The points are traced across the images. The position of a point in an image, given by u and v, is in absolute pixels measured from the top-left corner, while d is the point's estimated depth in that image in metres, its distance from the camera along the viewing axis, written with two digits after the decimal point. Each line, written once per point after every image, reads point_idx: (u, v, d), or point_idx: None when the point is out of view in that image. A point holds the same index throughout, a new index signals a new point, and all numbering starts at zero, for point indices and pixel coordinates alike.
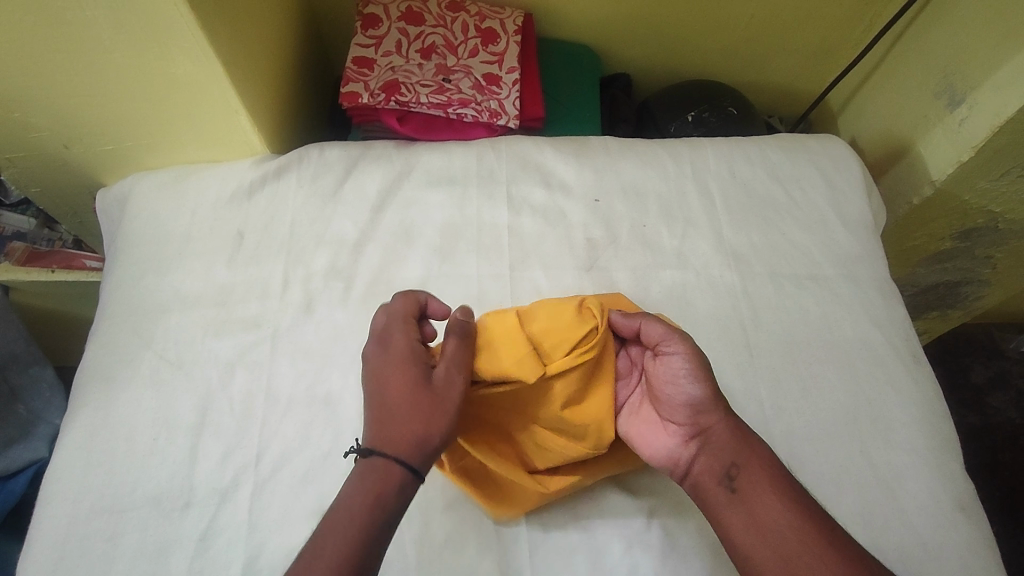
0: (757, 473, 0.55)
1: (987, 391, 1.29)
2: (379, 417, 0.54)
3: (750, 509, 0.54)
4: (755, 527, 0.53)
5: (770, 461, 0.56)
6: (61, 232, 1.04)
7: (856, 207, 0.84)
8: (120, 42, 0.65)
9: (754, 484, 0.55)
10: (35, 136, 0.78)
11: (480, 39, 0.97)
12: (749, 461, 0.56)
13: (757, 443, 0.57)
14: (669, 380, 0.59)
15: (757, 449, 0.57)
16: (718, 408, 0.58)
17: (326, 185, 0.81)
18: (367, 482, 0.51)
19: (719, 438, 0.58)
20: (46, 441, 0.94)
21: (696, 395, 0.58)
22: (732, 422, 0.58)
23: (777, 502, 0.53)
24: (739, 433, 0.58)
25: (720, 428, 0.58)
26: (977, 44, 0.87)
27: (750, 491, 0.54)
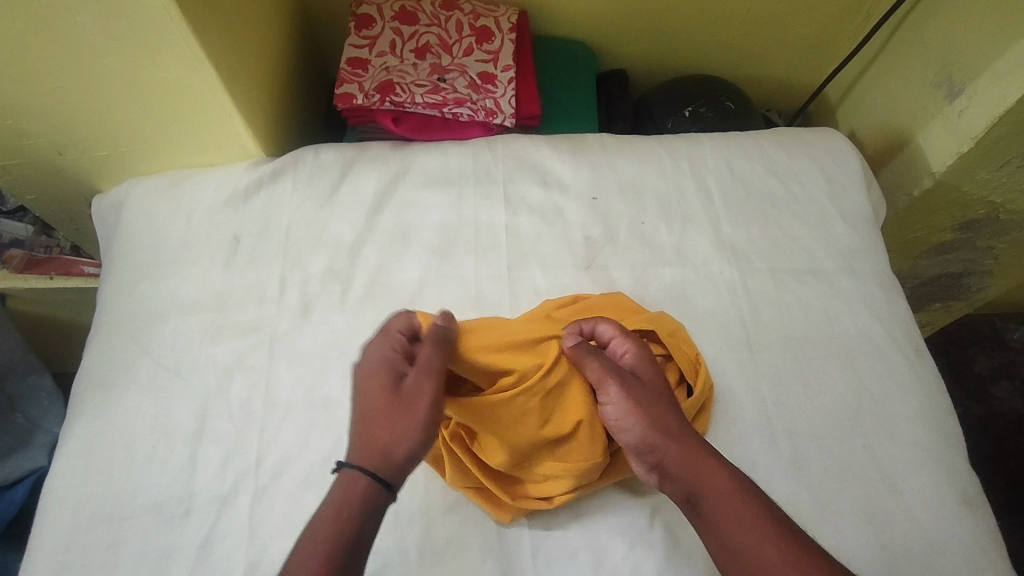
0: (719, 499, 0.53)
1: (991, 382, 1.29)
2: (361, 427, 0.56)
3: (719, 534, 0.52)
4: (729, 554, 0.51)
5: (732, 484, 0.53)
6: (59, 238, 1.04)
7: (855, 200, 0.83)
8: (112, 47, 0.65)
9: (721, 507, 0.53)
10: (29, 143, 0.78)
11: (475, 38, 0.97)
12: (712, 486, 0.54)
13: (713, 465, 0.55)
14: (615, 420, 0.58)
15: (717, 472, 0.54)
16: (667, 438, 0.57)
17: (322, 188, 0.80)
18: (347, 486, 0.53)
19: (674, 466, 0.56)
20: (45, 451, 0.94)
21: (642, 433, 0.57)
22: (687, 446, 0.56)
23: (745, 526, 0.51)
24: (694, 455, 0.56)
25: (673, 457, 0.56)
26: (976, 34, 0.86)
27: (715, 520, 0.53)
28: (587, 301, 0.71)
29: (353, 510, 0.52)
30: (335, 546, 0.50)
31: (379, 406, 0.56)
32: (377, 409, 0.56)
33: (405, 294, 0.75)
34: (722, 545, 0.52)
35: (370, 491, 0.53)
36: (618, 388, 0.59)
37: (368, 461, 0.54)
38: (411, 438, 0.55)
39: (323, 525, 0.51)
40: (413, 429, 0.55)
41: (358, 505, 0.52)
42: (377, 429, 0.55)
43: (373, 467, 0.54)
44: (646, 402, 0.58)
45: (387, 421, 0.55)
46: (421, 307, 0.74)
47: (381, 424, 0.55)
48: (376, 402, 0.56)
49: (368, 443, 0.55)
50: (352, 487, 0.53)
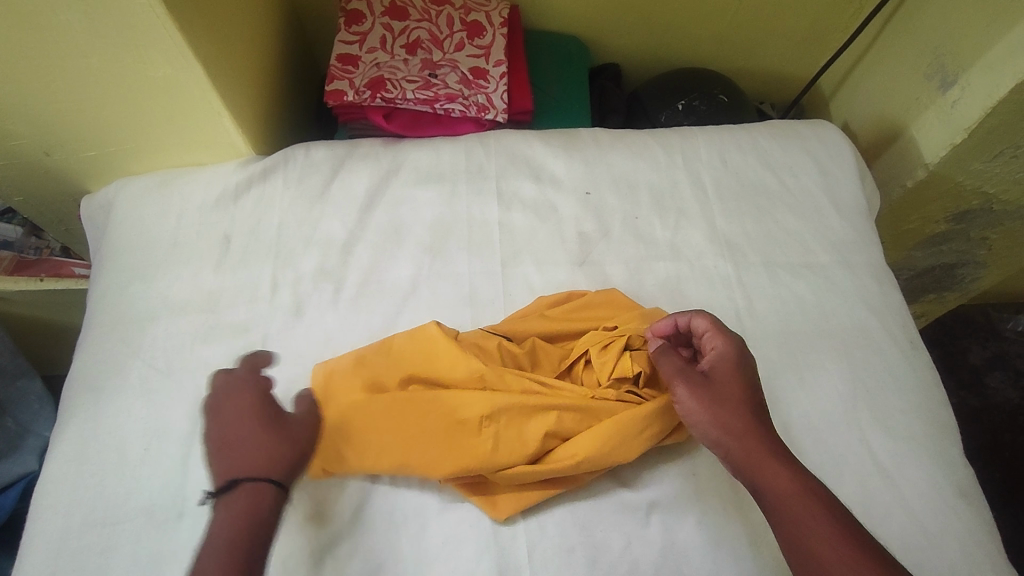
0: (786, 501, 0.51)
1: (985, 372, 1.29)
2: (228, 442, 0.54)
3: (789, 537, 0.50)
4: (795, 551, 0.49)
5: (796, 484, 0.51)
6: (49, 240, 1.03)
7: (850, 192, 0.83)
8: (96, 45, 0.64)
9: (793, 509, 0.51)
10: (14, 144, 0.76)
11: (466, 33, 0.96)
12: (782, 486, 0.52)
13: (782, 467, 0.53)
14: (685, 418, 0.58)
15: (781, 473, 0.52)
16: (733, 433, 0.55)
17: (313, 186, 0.80)
18: (235, 499, 0.51)
19: (739, 464, 0.54)
20: (36, 455, 0.93)
21: (708, 431, 0.56)
22: (752, 444, 0.54)
23: (813, 529, 0.49)
24: (765, 455, 0.53)
25: (738, 450, 0.54)
26: (968, 25, 0.86)
27: (783, 522, 0.51)
28: (583, 299, 0.70)
29: (245, 523, 0.50)
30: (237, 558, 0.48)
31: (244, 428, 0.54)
32: (248, 429, 0.54)
33: (398, 292, 0.74)
34: (790, 548, 0.50)
35: (263, 503, 0.51)
36: (685, 388, 0.58)
37: (258, 471, 0.52)
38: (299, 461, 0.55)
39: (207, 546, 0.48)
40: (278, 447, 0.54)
41: (250, 516, 0.50)
42: (257, 445, 0.53)
43: (255, 473, 0.52)
44: (715, 400, 0.57)
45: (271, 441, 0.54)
46: (414, 305, 0.73)
47: (245, 438, 0.54)
48: (245, 419, 0.55)
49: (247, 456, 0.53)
50: (248, 501, 0.51)
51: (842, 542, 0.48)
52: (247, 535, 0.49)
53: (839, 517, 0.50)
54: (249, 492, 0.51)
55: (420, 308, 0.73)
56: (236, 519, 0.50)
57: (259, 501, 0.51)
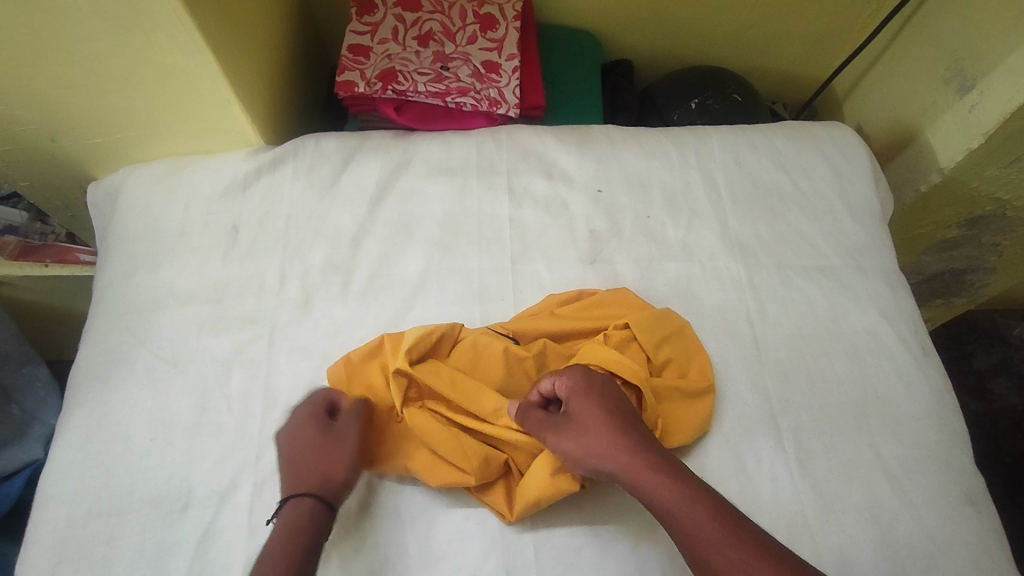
0: (672, 513, 0.51)
1: (990, 377, 1.29)
2: (286, 462, 0.58)
3: (688, 550, 0.51)
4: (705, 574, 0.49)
5: (680, 501, 0.52)
6: (54, 226, 1.01)
7: (864, 196, 0.82)
8: (106, 31, 0.63)
9: (682, 520, 0.51)
10: (22, 129, 0.76)
11: (479, 25, 0.95)
12: (668, 498, 0.52)
13: (660, 475, 0.53)
14: (568, 457, 0.57)
15: (663, 497, 0.52)
16: (612, 457, 0.55)
17: (323, 177, 0.79)
18: (295, 514, 0.54)
19: (629, 484, 0.54)
20: (42, 443, 0.93)
21: (594, 464, 0.56)
22: (632, 474, 0.54)
23: (701, 535, 0.50)
24: (646, 466, 0.54)
25: (624, 470, 0.55)
26: (988, 29, 0.85)
27: (680, 538, 0.51)
28: (593, 297, 0.70)
29: (309, 530, 0.54)
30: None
31: (313, 446, 0.59)
32: (296, 454, 0.59)
33: (406, 287, 0.73)
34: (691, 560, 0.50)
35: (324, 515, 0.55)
36: (554, 434, 0.58)
37: (310, 488, 0.56)
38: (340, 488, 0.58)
39: (278, 545, 0.52)
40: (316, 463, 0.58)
41: (312, 524, 0.54)
42: (303, 467, 0.58)
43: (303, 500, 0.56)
44: (586, 432, 0.57)
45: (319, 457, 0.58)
46: (424, 300, 0.73)
47: (298, 462, 0.58)
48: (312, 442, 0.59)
49: (303, 474, 0.57)
50: (309, 510, 0.55)
51: (728, 535, 0.49)
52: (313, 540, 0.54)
53: (718, 512, 0.51)
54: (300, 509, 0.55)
55: (429, 303, 0.72)
56: (295, 530, 0.54)
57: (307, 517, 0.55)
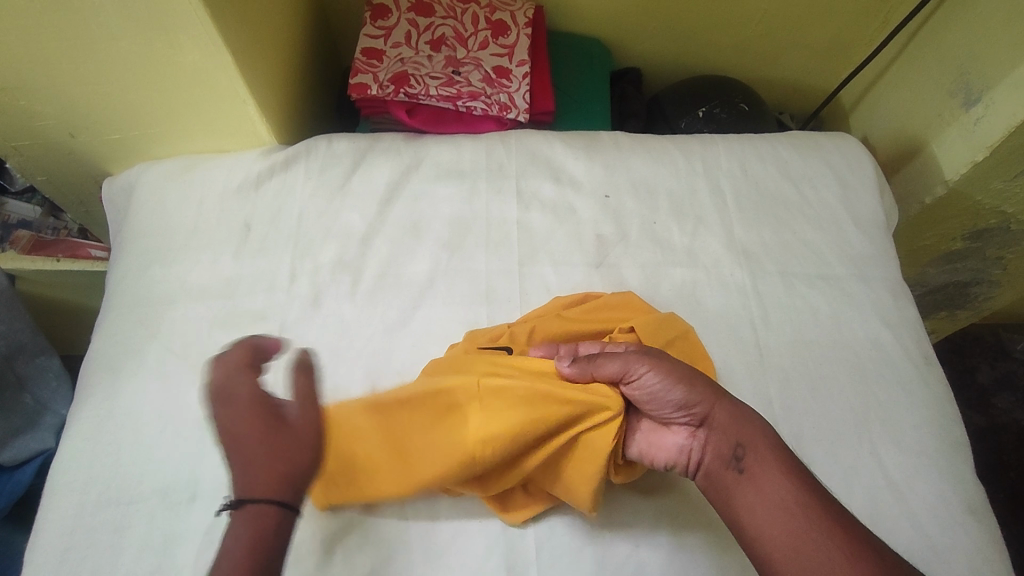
0: (761, 456, 0.53)
1: (993, 392, 1.29)
2: (259, 479, 0.44)
3: (757, 489, 0.52)
4: (770, 512, 0.50)
5: (774, 439, 0.54)
6: (66, 221, 1.04)
7: (869, 206, 0.83)
8: (128, 31, 0.65)
9: (761, 462, 0.53)
10: (41, 124, 0.77)
11: (490, 32, 0.96)
12: (753, 440, 0.54)
13: (756, 419, 0.56)
14: (659, 390, 0.57)
15: (760, 430, 0.55)
16: (708, 397, 0.57)
17: (335, 177, 0.80)
18: (238, 528, 0.43)
19: (720, 426, 0.56)
20: (53, 432, 0.95)
21: (684, 403, 0.57)
22: (729, 408, 0.56)
23: (779, 478, 0.52)
24: (737, 413, 0.56)
25: (721, 414, 0.56)
26: (994, 44, 0.86)
27: (757, 476, 0.52)
28: (600, 300, 0.70)
29: (274, 541, 0.43)
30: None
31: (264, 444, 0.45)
32: (243, 458, 0.45)
33: (414, 286, 0.75)
34: (764, 498, 0.51)
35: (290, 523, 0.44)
36: (647, 361, 0.58)
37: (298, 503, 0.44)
38: None
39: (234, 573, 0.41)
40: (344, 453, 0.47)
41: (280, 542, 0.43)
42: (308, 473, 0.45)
43: (286, 499, 0.44)
44: (684, 374, 0.58)
45: (271, 452, 0.45)
46: (430, 300, 0.74)
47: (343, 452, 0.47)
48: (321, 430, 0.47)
49: (255, 470, 0.44)
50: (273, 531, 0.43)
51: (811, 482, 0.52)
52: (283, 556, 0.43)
53: (798, 462, 0.53)
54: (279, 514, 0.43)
55: (437, 305, 0.73)
56: (254, 549, 0.42)
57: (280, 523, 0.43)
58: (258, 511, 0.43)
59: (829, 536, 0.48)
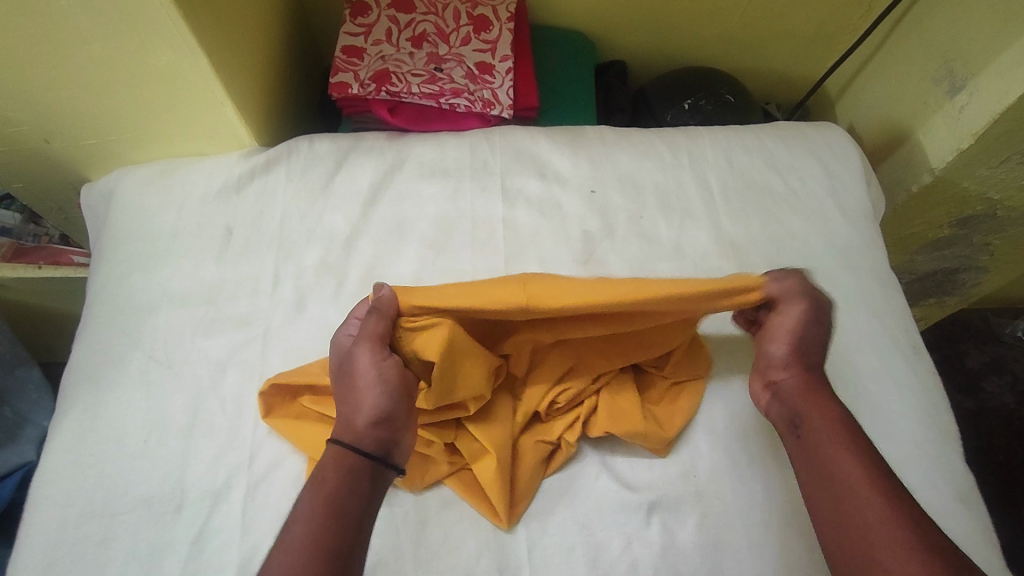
0: (818, 431, 0.57)
1: (983, 376, 1.29)
2: (339, 428, 0.56)
3: (808, 455, 0.56)
4: (816, 479, 0.55)
5: (836, 418, 0.57)
6: (48, 227, 1.02)
7: (855, 196, 0.82)
8: (98, 33, 0.63)
9: (818, 433, 0.57)
10: (14, 131, 0.76)
11: (472, 27, 0.95)
12: (816, 415, 0.58)
13: (830, 400, 0.59)
14: (763, 340, 0.63)
15: (825, 407, 0.58)
16: (792, 369, 0.61)
17: (317, 178, 0.79)
18: (327, 463, 0.54)
19: (787, 395, 0.60)
20: (34, 445, 0.93)
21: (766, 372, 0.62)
22: (806, 382, 0.60)
23: (837, 451, 0.55)
24: (813, 391, 0.59)
25: (790, 385, 0.60)
26: (978, 31, 0.85)
27: (809, 447, 0.57)
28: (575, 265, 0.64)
29: (337, 474, 0.53)
30: (325, 507, 0.51)
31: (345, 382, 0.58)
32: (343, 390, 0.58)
33: (400, 287, 0.74)
34: (806, 467, 0.56)
35: (354, 458, 0.54)
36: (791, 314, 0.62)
37: (342, 435, 0.55)
38: (374, 405, 0.55)
39: (306, 496, 0.52)
40: (381, 386, 0.56)
41: (341, 478, 0.53)
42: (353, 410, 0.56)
43: (342, 436, 0.55)
44: (772, 349, 0.62)
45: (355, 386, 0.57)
46: None
47: (368, 386, 0.56)
48: (360, 378, 0.57)
49: (346, 419, 0.56)
50: (334, 459, 0.54)
51: (859, 465, 0.53)
52: (343, 490, 0.52)
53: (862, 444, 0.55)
54: (340, 452, 0.54)
55: None
56: (333, 481, 0.52)
57: (343, 464, 0.54)
58: (337, 448, 0.55)
59: (847, 516, 0.52)
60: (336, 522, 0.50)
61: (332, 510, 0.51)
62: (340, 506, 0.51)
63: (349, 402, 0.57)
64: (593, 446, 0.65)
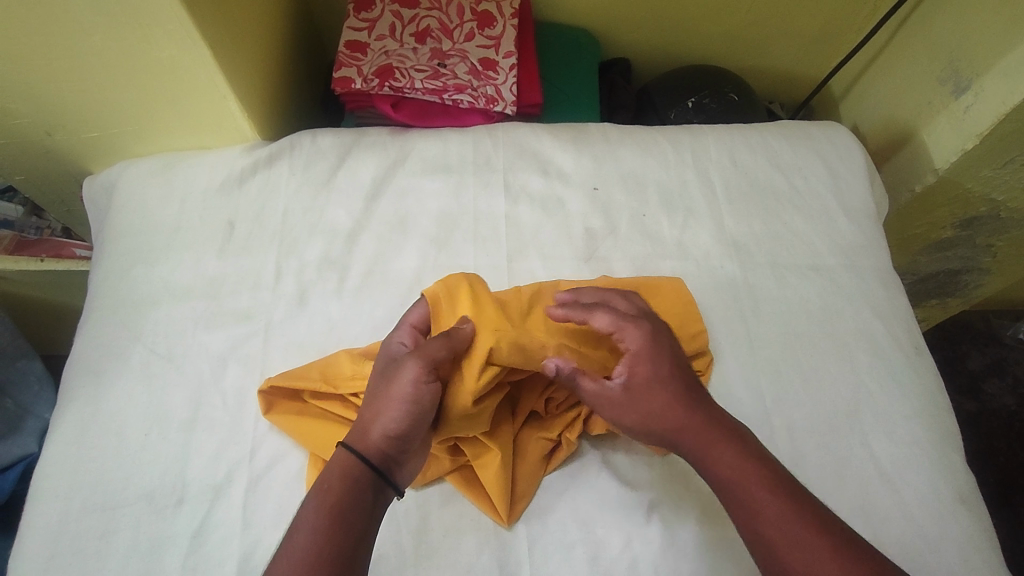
0: (734, 482, 0.53)
1: (984, 378, 1.29)
2: (354, 437, 0.55)
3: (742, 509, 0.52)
4: (757, 533, 0.51)
5: (740, 462, 0.53)
6: (50, 220, 1.01)
7: (859, 196, 0.82)
8: (100, 25, 0.63)
9: (740, 483, 0.53)
10: (16, 123, 0.76)
11: (476, 23, 0.94)
12: (729, 462, 0.54)
13: (729, 440, 0.55)
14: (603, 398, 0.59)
15: (726, 452, 0.54)
16: (676, 421, 0.56)
17: (319, 173, 0.79)
18: (333, 472, 0.53)
19: (690, 448, 0.56)
20: (36, 437, 0.93)
21: (660, 427, 0.56)
22: (701, 430, 0.55)
23: (763, 498, 0.52)
24: (714, 437, 0.55)
25: (688, 436, 0.56)
26: (984, 32, 0.85)
27: (738, 500, 0.52)
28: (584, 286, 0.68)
29: (339, 484, 0.52)
30: (329, 517, 0.50)
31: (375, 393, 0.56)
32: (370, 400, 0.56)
33: (402, 282, 0.74)
34: (741, 520, 0.52)
35: (359, 468, 0.53)
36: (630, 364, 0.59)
37: (354, 445, 0.54)
38: (397, 421, 0.54)
39: (311, 503, 0.51)
40: (408, 405, 0.54)
41: (346, 488, 0.52)
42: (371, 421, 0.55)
43: (354, 445, 0.54)
44: (643, 403, 0.57)
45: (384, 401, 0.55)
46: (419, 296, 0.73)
47: (394, 403, 0.55)
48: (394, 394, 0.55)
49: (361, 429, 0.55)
50: (341, 468, 0.53)
51: (787, 510, 0.51)
52: (348, 503, 0.51)
53: (782, 479, 0.53)
54: (347, 462, 0.53)
55: None
56: (337, 492, 0.51)
57: (348, 474, 0.53)
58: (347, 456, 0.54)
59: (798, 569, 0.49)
60: (339, 534, 0.50)
61: (335, 522, 0.50)
62: (344, 517, 0.50)
63: (370, 416, 0.55)
64: (594, 444, 0.65)
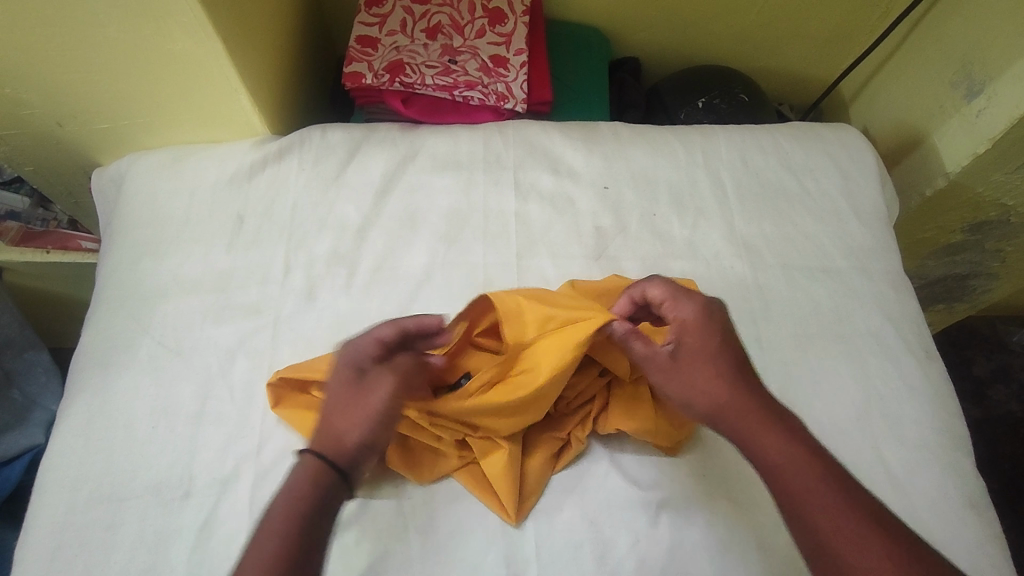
0: (782, 471, 0.52)
1: (989, 384, 1.29)
2: (319, 441, 0.54)
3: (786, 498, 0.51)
4: (801, 524, 0.50)
5: (795, 452, 0.52)
6: (56, 212, 1.00)
7: (870, 198, 0.82)
8: (114, 15, 0.62)
9: (787, 472, 0.52)
10: (27, 113, 0.75)
11: (487, 20, 0.94)
12: (778, 450, 0.53)
13: (783, 431, 0.54)
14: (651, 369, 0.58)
15: (775, 440, 0.53)
16: (726, 401, 0.55)
17: (329, 168, 0.79)
18: (298, 473, 0.53)
19: (734, 428, 0.55)
20: (42, 428, 0.93)
21: (699, 404, 0.56)
22: (748, 416, 0.54)
23: (813, 492, 0.50)
24: (763, 422, 0.54)
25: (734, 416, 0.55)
26: (998, 36, 0.85)
27: (784, 490, 0.51)
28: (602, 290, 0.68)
29: (305, 488, 0.52)
30: (290, 522, 0.50)
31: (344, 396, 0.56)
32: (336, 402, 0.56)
33: (411, 278, 0.73)
34: (787, 510, 0.51)
35: (325, 472, 0.53)
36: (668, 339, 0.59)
37: (322, 449, 0.54)
38: (365, 430, 0.54)
39: (276, 506, 0.51)
40: (375, 419, 0.55)
41: (308, 492, 0.51)
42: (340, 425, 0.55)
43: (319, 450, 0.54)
44: (690, 374, 0.57)
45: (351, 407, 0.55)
46: (428, 293, 0.72)
47: (364, 413, 0.55)
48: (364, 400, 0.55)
49: (328, 431, 0.55)
50: (303, 471, 0.53)
51: (839, 504, 0.49)
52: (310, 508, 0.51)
53: (837, 476, 0.51)
54: (314, 465, 0.53)
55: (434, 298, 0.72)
56: (300, 494, 0.51)
57: (312, 477, 0.52)
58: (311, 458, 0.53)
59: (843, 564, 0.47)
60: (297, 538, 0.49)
61: (294, 524, 0.50)
62: (304, 519, 0.50)
63: (338, 421, 0.55)
64: (603, 443, 0.65)
